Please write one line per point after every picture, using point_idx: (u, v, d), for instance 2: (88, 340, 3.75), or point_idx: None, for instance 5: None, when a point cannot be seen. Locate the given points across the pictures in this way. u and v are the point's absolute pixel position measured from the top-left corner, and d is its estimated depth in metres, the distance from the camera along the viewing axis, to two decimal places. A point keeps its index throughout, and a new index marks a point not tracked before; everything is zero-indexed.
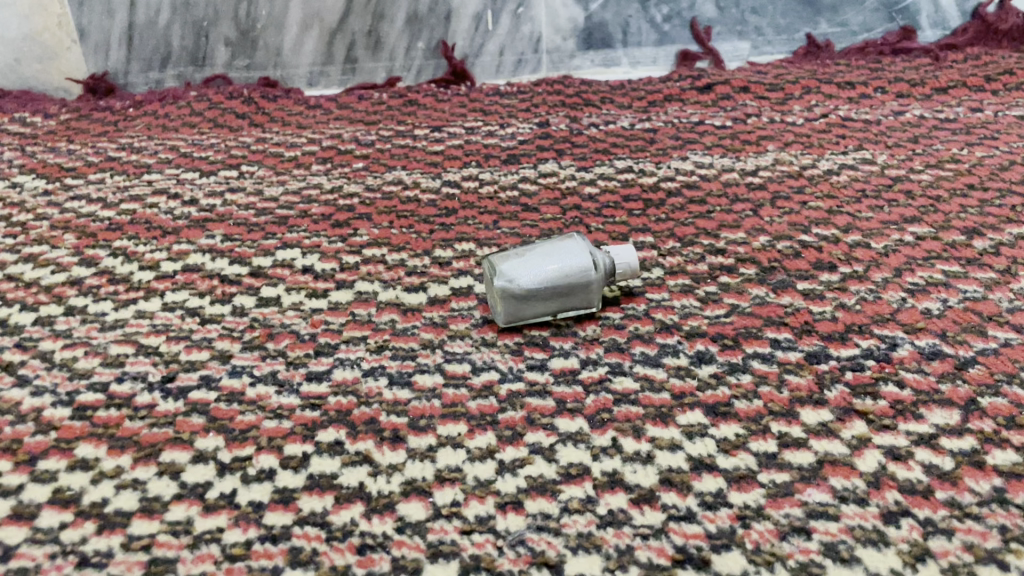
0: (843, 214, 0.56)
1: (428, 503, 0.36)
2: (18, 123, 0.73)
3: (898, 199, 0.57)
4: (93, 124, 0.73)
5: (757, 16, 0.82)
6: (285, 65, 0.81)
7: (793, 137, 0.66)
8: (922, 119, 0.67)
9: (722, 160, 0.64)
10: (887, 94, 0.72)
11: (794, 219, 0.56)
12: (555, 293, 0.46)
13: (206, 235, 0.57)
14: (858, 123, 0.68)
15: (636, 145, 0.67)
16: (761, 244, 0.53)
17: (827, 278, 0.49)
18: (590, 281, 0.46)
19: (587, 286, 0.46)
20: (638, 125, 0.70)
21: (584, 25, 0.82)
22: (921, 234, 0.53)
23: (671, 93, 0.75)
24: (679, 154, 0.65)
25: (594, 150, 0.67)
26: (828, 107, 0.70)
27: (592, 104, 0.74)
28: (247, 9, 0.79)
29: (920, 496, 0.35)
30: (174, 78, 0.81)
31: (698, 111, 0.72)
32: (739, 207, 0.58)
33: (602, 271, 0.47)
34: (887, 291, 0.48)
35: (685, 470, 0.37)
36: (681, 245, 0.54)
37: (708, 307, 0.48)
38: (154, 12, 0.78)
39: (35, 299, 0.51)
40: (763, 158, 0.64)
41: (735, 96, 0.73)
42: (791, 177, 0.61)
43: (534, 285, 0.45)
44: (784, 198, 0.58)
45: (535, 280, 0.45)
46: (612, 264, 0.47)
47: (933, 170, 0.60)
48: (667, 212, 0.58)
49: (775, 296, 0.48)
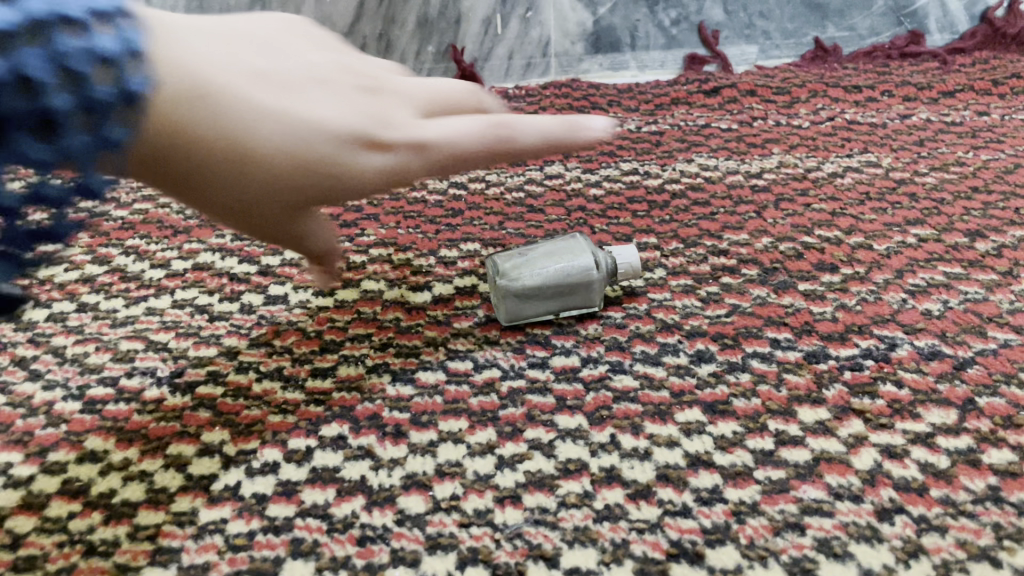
0: (846, 216, 0.56)
1: (428, 497, 0.37)
2: None
3: (902, 201, 0.57)
4: None
5: (764, 20, 0.83)
6: None
7: (799, 140, 0.67)
8: (928, 123, 0.67)
9: (727, 163, 0.64)
10: (894, 97, 0.72)
11: (797, 221, 0.56)
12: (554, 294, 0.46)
13: (216, 234, 0.58)
14: (864, 126, 0.68)
15: (642, 148, 0.68)
16: (763, 245, 0.54)
17: (828, 279, 0.50)
18: (590, 284, 0.47)
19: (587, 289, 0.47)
20: (644, 127, 0.71)
21: (593, 29, 0.84)
22: (923, 236, 0.53)
23: (678, 96, 0.75)
24: (685, 156, 0.66)
25: (600, 152, 0.67)
26: (835, 111, 0.71)
27: (599, 107, 0.75)
28: None
29: (914, 494, 0.36)
30: None
31: (705, 114, 0.72)
32: (743, 209, 0.58)
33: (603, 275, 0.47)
34: (889, 293, 0.48)
35: (682, 466, 0.38)
36: (684, 246, 0.54)
37: (709, 307, 0.48)
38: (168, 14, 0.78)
39: (48, 296, 0.52)
40: (769, 161, 0.64)
41: (742, 99, 0.74)
42: (796, 179, 0.61)
43: (533, 283, 0.46)
44: (789, 200, 0.59)
45: (535, 281, 0.46)
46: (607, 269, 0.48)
47: (938, 173, 0.60)
48: (671, 214, 0.58)
49: (776, 297, 0.49)
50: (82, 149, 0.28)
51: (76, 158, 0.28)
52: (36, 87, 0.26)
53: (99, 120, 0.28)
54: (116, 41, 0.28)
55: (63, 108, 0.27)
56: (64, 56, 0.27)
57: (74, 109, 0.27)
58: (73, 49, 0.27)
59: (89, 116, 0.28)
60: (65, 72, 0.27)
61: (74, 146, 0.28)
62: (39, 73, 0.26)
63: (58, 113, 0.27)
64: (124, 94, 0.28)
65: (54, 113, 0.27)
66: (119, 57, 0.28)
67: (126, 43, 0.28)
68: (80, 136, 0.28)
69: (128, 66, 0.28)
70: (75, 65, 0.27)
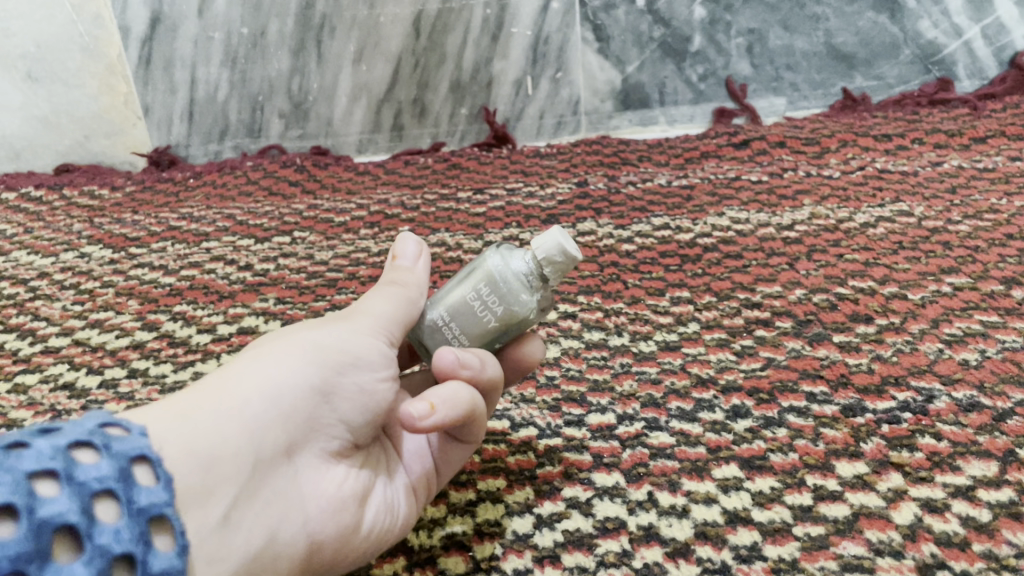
0: (879, 266, 0.56)
1: (468, 557, 0.38)
2: (88, 196, 0.81)
3: (936, 250, 0.57)
4: (156, 196, 0.80)
5: (792, 73, 0.82)
6: (336, 133, 0.86)
7: (830, 191, 0.67)
8: (960, 170, 0.67)
9: (758, 215, 0.65)
10: (924, 145, 0.72)
11: (830, 272, 0.56)
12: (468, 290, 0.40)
13: (260, 298, 0.61)
14: (895, 175, 0.68)
15: (673, 203, 0.69)
16: (796, 297, 0.54)
17: (863, 330, 0.50)
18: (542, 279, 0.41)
19: (545, 285, 0.39)
20: (674, 182, 0.72)
21: (621, 87, 0.84)
22: (958, 285, 0.53)
23: (708, 150, 0.77)
24: (716, 210, 0.67)
25: (631, 208, 0.69)
26: (865, 160, 0.71)
27: (629, 163, 0.77)
28: (299, 83, 0.83)
29: (956, 549, 0.35)
30: (232, 149, 0.87)
31: (735, 167, 0.73)
32: (775, 261, 0.59)
33: (567, 263, 0.39)
34: (925, 343, 0.48)
35: (720, 523, 0.38)
36: (718, 299, 0.55)
37: (744, 360, 0.49)
38: (214, 88, 0.84)
39: (100, 362, 0.55)
40: (800, 213, 0.64)
41: (772, 151, 0.74)
42: (828, 230, 0.61)
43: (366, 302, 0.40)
44: (821, 251, 0.59)
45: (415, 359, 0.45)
46: (536, 257, 0.39)
47: (971, 221, 0.60)
48: (704, 267, 0.59)
49: (811, 349, 0.49)
50: (126, 538, 0.25)
51: (123, 551, 0.25)
52: (25, 507, 0.24)
53: (122, 501, 0.26)
54: (76, 432, 0.27)
55: (65, 511, 0.24)
56: (30, 464, 0.25)
57: (82, 500, 0.25)
58: (36, 457, 0.25)
59: (108, 501, 0.26)
60: (50, 474, 0.25)
61: (113, 539, 0.25)
62: (25, 490, 0.24)
63: (71, 513, 0.24)
64: (117, 457, 0.27)
65: (74, 516, 0.24)
66: (85, 437, 0.27)
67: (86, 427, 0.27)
68: (115, 524, 0.25)
69: (100, 437, 0.27)
70: (50, 463, 0.25)
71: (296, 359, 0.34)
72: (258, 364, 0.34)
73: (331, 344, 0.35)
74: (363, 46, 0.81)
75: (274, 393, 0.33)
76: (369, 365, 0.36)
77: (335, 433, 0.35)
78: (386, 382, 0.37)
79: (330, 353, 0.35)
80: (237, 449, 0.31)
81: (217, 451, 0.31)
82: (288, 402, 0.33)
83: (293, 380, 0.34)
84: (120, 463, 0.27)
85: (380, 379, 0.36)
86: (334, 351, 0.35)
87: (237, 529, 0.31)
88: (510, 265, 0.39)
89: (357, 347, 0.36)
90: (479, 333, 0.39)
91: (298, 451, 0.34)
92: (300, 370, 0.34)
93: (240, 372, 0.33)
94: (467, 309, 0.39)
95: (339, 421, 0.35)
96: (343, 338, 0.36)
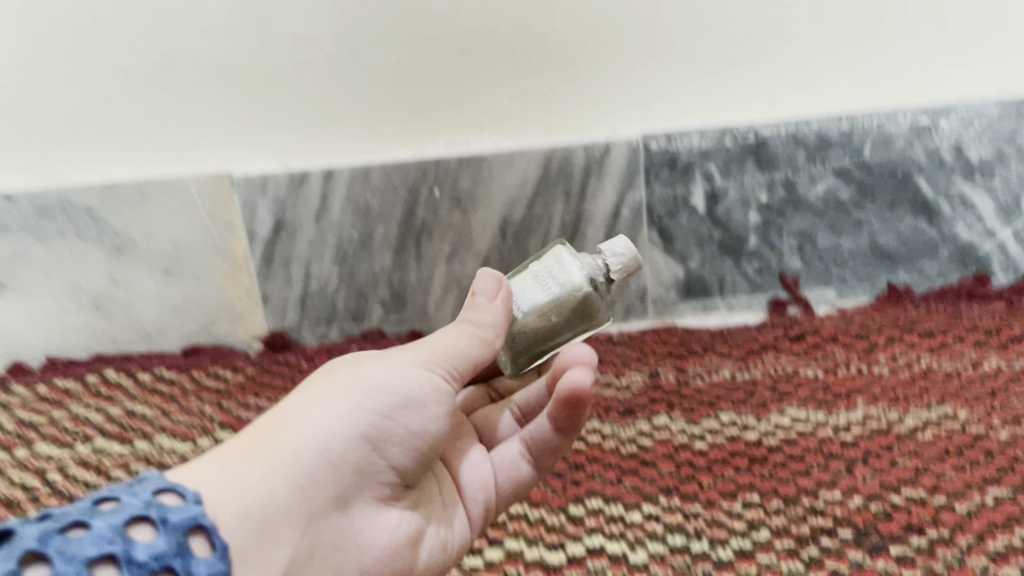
0: (929, 474, 0.63)
1: None
2: (213, 377, 0.94)
3: (979, 457, 0.64)
4: (275, 380, 0.92)
5: (840, 268, 0.91)
6: (429, 319, 0.97)
7: (880, 390, 0.75)
8: (999, 371, 0.75)
9: (816, 415, 0.73)
10: (965, 342, 0.80)
11: (885, 478, 0.64)
12: (547, 272, 0.67)
13: None
14: (940, 375, 0.76)
15: (738, 398, 0.77)
16: (855, 504, 0.61)
17: (916, 541, 0.57)
18: (606, 276, 0.68)
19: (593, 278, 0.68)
20: (738, 375, 0.81)
21: (685, 279, 0.93)
22: (999, 496, 0.60)
23: (767, 342, 0.86)
24: (777, 407, 0.75)
25: (700, 402, 0.77)
26: (911, 357, 0.79)
27: (695, 354, 0.86)
28: (399, 277, 0.95)
29: None
30: (338, 331, 0.98)
31: (792, 361, 0.82)
32: (834, 464, 0.66)
33: (627, 263, 0.68)
34: (972, 557, 0.55)
35: None
36: (785, 503, 0.63)
37: (811, 570, 0.56)
38: (325, 281, 0.95)
39: None
40: (855, 413, 0.72)
41: (825, 346, 0.83)
42: (880, 433, 0.69)
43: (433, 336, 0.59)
44: (875, 455, 0.66)
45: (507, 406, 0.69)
46: (606, 258, 0.69)
47: (1011, 427, 0.67)
48: (770, 469, 0.67)
49: (871, 560, 0.56)
50: None
51: None
52: None
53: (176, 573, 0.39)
54: (137, 515, 0.40)
55: None
56: (96, 549, 0.37)
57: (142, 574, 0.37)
58: (100, 541, 0.38)
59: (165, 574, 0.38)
60: (112, 556, 0.37)
61: None
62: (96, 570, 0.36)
63: None
64: (169, 537, 0.40)
65: None
66: (141, 519, 0.40)
67: (144, 508, 0.41)
68: None
69: (157, 516, 0.40)
70: (113, 547, 0.38)
71: (354, 410, 0.52)
72: (323, 413, 0.51)
73: (384, 391, 0.53)
74: (457, 246, 0.93)
75: (336, 437, 0.50)
76: (414, 405, 0.54)
77: (379, 469, 0.53)
78: (427, 417, 0.55)
79: (384, 397, 0.53)
80: (298, 484, 0.48)
81: (288, 480, 0.47)
82: (343, 444, 0.50)
83: (350, 424, 0.51)
84: (167, 541, 0.39)
85: (423, 416, 0.55)
86: (388, 397, 0.53)
87: (305, 544, 0.47)
88: (582, 262, 0.68)
89: (406, 389, 0.54)
90: (550, 300, 0.66)
91: (354, 478, 0.51)
92: (350, 417, 0.51)
93: (312, 420, 0.50)
94: (546, 287, 0.66)
95: (383, 459, 0.53)
96: (392, 383, 0.54)
